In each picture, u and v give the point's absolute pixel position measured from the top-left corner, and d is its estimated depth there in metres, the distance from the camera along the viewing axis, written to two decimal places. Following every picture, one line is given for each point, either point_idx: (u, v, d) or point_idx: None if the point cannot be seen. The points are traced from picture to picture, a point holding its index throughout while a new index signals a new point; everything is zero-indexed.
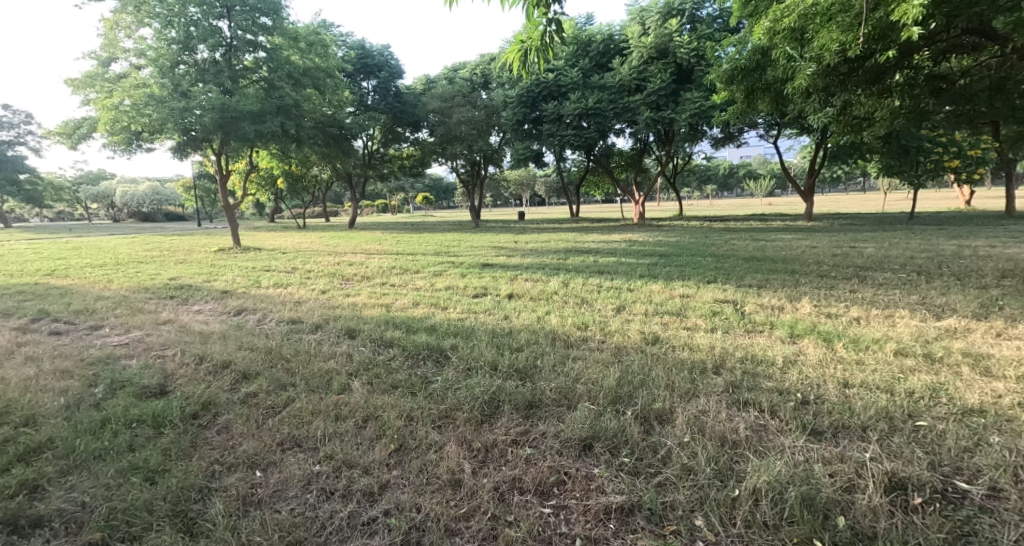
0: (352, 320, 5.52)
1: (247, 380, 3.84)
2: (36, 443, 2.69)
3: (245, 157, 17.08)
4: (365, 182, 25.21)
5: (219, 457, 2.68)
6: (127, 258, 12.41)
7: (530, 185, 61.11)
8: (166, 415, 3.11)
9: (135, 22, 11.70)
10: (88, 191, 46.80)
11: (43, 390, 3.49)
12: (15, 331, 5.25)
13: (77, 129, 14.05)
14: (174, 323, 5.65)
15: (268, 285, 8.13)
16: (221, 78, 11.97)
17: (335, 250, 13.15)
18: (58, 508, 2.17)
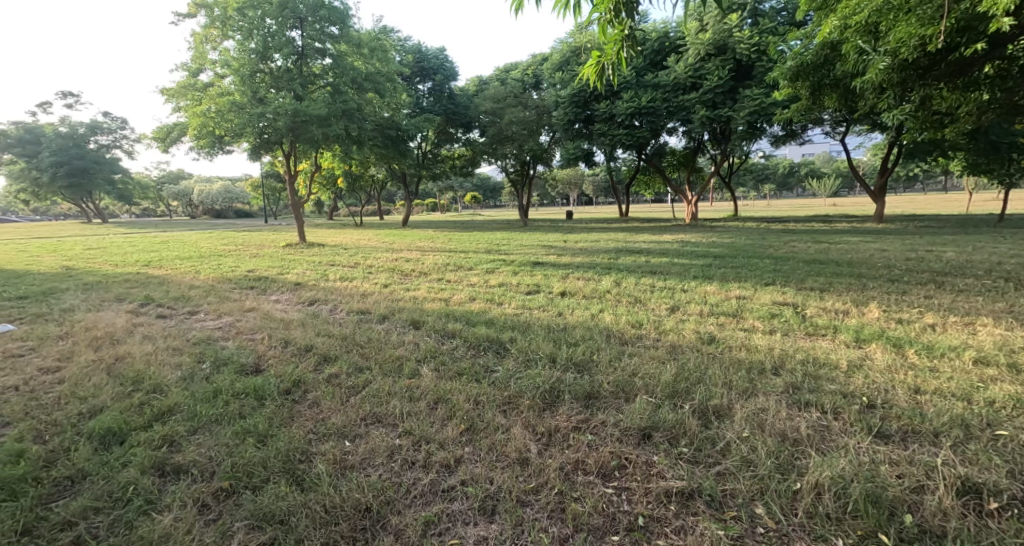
0: (415, 312, 5.87)
1: (327, 362, 4.23)
2: (166, 406, 3.15)
3: (311, 159, 18.17)
4: (418, 182, 26.06)
5: (313, 426, 3.03)
6: (209, 251, 13.51)
7: (579, 184, 60.66)
8: (265, 389, 3.51)
9: (219, 35, 12.71)
10: (170, 189, 50.93)
11: (162, 364, 4.02)
12: (129, 314, 5.98)
13: (167, 134, 15.46)
14: (258, 310, 6.23)
15: (335, 278, 8.72)
16: (294, 84, 12.90)
17: (392, 247, 13.75)
18: (193, 459, 2.56)
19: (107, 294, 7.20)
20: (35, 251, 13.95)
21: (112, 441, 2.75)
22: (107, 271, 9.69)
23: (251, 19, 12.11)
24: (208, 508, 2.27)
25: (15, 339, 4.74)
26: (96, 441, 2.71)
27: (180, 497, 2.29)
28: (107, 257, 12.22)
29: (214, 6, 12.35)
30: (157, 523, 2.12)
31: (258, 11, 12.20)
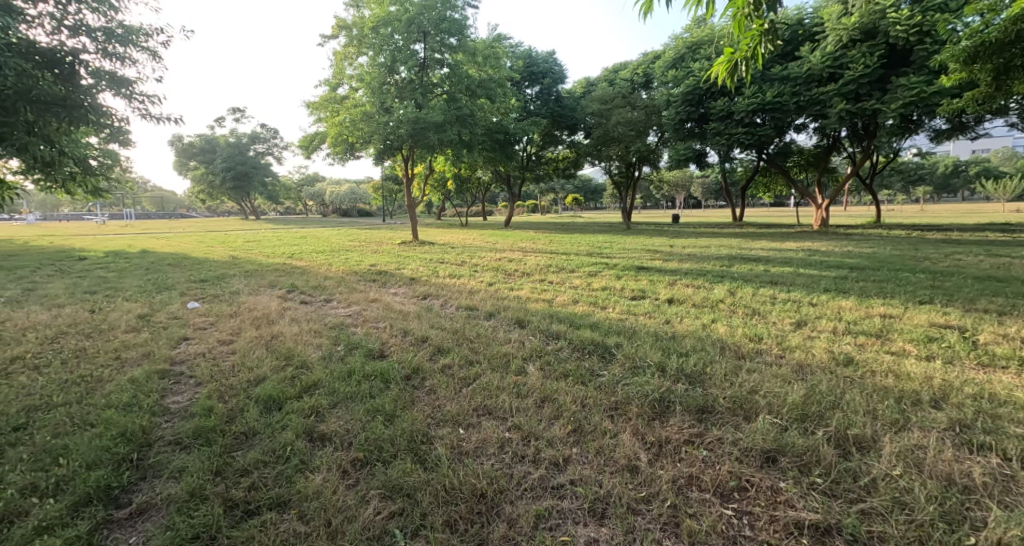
0: (520, 311, 6.03)
1: (441, 353, 4.53)
2: (311, 381, 3.61)
3: (425, 163, 19.45)
4: (522, 184, 26.54)
5: (432, 411, 3.26)
6: (337, 247, 15.11)
7: (688, 186, 57.33)
8: (390, 374, 3.85)
9: (356, 52, 14.10)
10: (307, 191, 57.76)
11: (307, 343, 4.62)
12: (279, 299, 6.94)
13: (310, 142, 17.55)
14: (380, 301, 6.87)
15: (445, 275, 9.25)
16: (416, 94, 13.89)
17: (496, 247, 14.19)
18: (336, 430, 2.92)
19: (262, 281, 8.41)
20: (208, 242, 16.74)
21: (272, 407, 3.23)
22: (260, 261, 11.30)
23: (383, 36, 13.22)
24: (347, 474, 2.57)
25: (201, 315, 5.77)
26: (262, 405, 3.21)
27: (326, 461, 2.62)
28: (261, 249, 14.26)
29: (353, 27, 13.73)
30: (310, 481, 2.45)
31: (389, 28, 13.29)
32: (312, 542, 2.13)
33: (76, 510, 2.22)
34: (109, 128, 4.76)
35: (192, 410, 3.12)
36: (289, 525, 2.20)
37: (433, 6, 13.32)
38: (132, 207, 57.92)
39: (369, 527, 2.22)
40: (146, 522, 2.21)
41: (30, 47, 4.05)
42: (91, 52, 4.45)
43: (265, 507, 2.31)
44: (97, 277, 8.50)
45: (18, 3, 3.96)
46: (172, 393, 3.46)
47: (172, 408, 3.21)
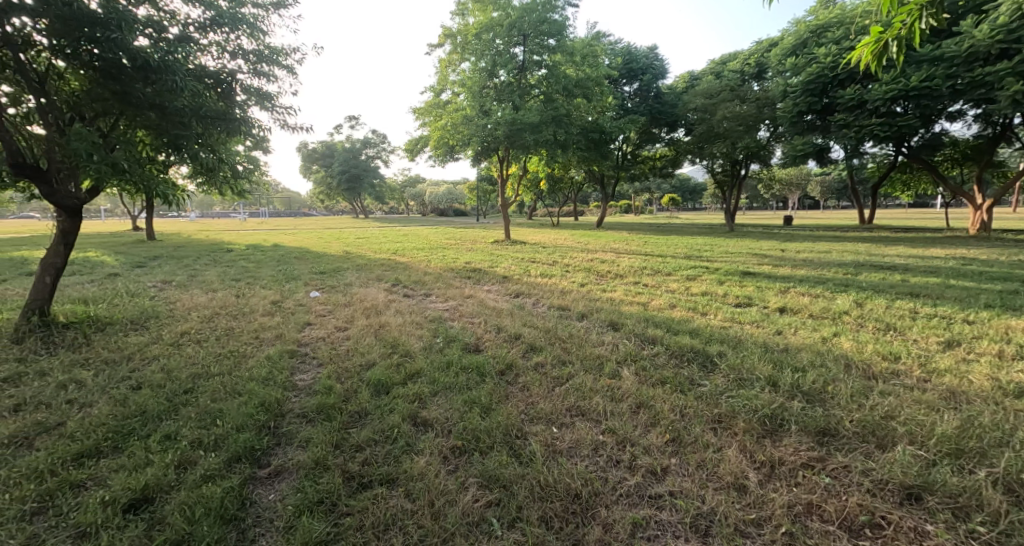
0: (614, 313, 5.88)
1: (534, 351, 4.56)
2: (413, 369, 3.84)
3: (520, 164, 19.72)
4: (616, 184, 25.89)
5: (525, 407, 3.31)
6: (435, 244, 15.91)
7: (803, 185, 52.01)
8: (485, 368, 3.97)
9: (459, 59, 14.68)
10: (408, 192, 61.44)
11: (410, 334, 4.93)
12: (385, 291, 7.49)
13: (414, 145, 18.63)
14: (475, 297, 7.13)
15: (537, 274, 9.32)
16: (514, 96, 14.10)
17: (587, 247, 14.04)
18: (437, 417, 3.09)
19: (371, 274, 9.12)
20: (326, 238, 18.61)
21: (381, 390, 3.50)
22: (369, 256, 12.28)
23: (485, 41, 13.53)
24: (448, 460, 2.71)
25: (321, 303, 6.43)
26: (372, 388, 3.50)
27: (429, 445, 2.79)
28: (368, 245, 15.46)
29: (458, 35, 14.31)
30: (415, 463, 2.62)
31: (490, 33, 13.58)
32: (418, 519, 2.28)
33: (230, 465, 2.57)
34: (255, 136, 5.49)
35: (315, 388, 3.49)
36: (397, 501, 2.37)
37: (534, 7, 13.31)
38: (264, 207, 65.90)
39: (468, 513, 2.32)
40: (281, 482, 2.51)
41: (201, 71, 4.80)
42: (245, 71, 5.15)
43: (377, 482, 2.51)
44: (239, 267, 9.81)
45: (195, 34, 4.69)
46: (299, 371, 3.89)
47: (300, 384, 3.62)
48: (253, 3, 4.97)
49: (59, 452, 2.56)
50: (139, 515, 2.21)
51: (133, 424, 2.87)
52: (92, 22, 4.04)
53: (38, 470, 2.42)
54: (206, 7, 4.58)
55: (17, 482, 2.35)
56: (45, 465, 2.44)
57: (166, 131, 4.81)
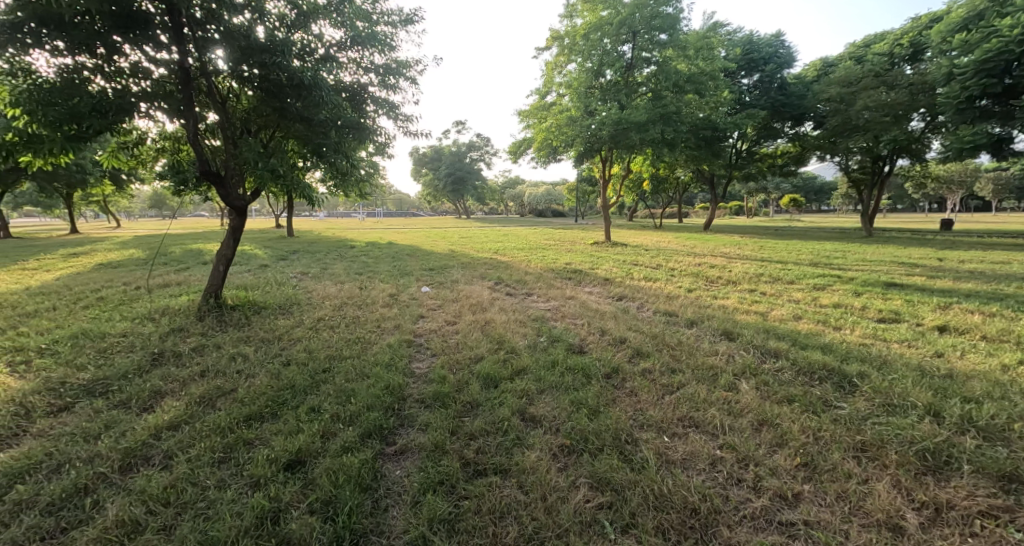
0: (728, 322, 5.47)
1: (641, 356, 4.31)
2: (520, 365, 3.93)
3: (623, 164, 19.15)
4: (729, 183, 24.08)
5: (634, 413, 3.21)
6: (535, 245, 16.08)
7: (967, 184, 43.85)
8: (590, 369, 3.89)
9: (565, 61, 14.61)
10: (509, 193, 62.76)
11: (514, 331, 5.03)
12: (489, 289, 7.77)
13: (518, 148, 19.02)
14: (576, 299, 7.10)
15: (640, 277, 9.00)
16: (620, 95, 13.69)
17: (695, 251, 13.22)
18: (546, 415, 3.13)
19: (475, 272, 9.51)
20: (433, 237, 19.78)
21: (490, 383, 3.64)
22: (473, 255, 12.80)
23: (592, 41, 13.32)
24: (558, 457, 2.75)
25: (431, 298, 6.86)
26: (481, 381, 3.65)
27: (539, 441, 2.85)
28: (472, 244, 16.08)
29: (565, 37, 14.22)
30: (526, 457, 2.70)
31: (599, 32, 13.29)
32: (532, 511, 2.36)
33: (363, 439, 2.86)
34: (379, 142, 6.01)
35: (431, 376, 3.73)
36: (511, 491, 2.47)
37: (646, 3, 12.72)
38: (378, 207, 71.80)
39: (580, 512, 2.36)
40: (406, 460, 2.73)
41: (340, 85, 5.38)
42: (375, 83, 5.66)
43: (492, 470, 2.63)
44: (361, 262, 10.80)
45: (336, 54, 5.27)
46: (415, 360, 4.19)
47: (417, 372, 3.89)
48: (385, 22, 5.44)
49: (233, 413, 3.04)
50: (296, 473, 2.55)
51: (286, 396, 3.31)
52: (262, 50, 4.74)
53: (220, 427, 2.90)
54: (347, 30, 5.12)
55: (206, 434, 2.83)
56: (225, 423, 2.92)
57: (311, 141, 5.48)
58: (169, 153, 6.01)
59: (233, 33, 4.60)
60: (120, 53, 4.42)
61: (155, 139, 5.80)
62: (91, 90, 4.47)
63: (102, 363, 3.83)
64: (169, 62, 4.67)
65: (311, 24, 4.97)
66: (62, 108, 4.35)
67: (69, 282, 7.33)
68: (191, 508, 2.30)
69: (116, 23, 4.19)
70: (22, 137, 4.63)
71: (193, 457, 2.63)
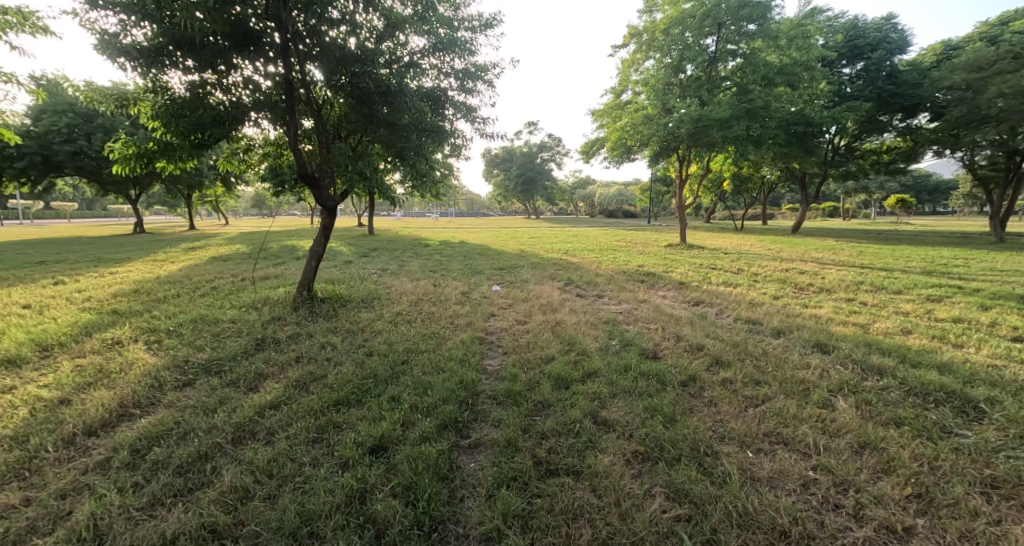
0: (821, 333, 5.02)
1: (720, 365, 4.06)
2: (592, 368, 3.88)
3: (702, 163, 18.24)
4: (822, 182, 22.13)
5: (713, 424, 3.06)
6: (606, 246, 15.79)
7: None
8: (665, 376, 3.73)
9: (643, 57, 14.18)
10: (580, 193, 62.02)
11: (585, 333, 4.98)
12: (560, 290, 7.75)
13: (590, 148, 18.74)
14: (650, 302, 6.88)
15: (720, 282, 8.52)
16: (701, 91, 12.99)
17: (782, 256, 12.29)
18: (619, 420, 3.07)
19: (546, 273, 9.53)
20: (503, 236, 20.16)
21: (561, 384, 3.63)
22: (543, 255, 12.83)
23: (673, 36, 12.79)
24: (631, 463, 2.71)
25: (502, 297, 6.97)
26: (552, 381, 3.65)
27: (612, 445, 2.81)
28: (542, 245, 16.10)
29: (643, 33, 13.81)
30: (599, 460, 2.67)
31: (680, 26, 12.73)
32: (606, 516, 2.36)
33: (440, 431, 2.97)
34: (455, 143, 6.22)
35: (503, 374, 3.80)
36: (584, 493, 2.47)
37: None
38: (451, 207, 74.19)
39: (656, 522, 2.34)
40: (480, 455, 2.81)
41: (422, 91, 5.63)
42: (454, 88, 5.86)
43: (564, 471, 2.64)
44: (435, 260, 11.21)
45: (419, 60, 5.51)
46: (487, 357, 4.29)
47: (489, 370, 3.98)
48: (466, 27, 5.60)
49: (324, 397, 3.28)
50: (380, 457, 2.71)
51: (369, 385, 3.52)
52: (354, 60, 5.08)
53: (313, 409, 3.14)
54: (430, 37, 5.34)
55: (301, 415, 3.08)
56: (318, 407, 3.17)
57: (395, 144, 5.78)
58: (272, 158, 6.60)
59: (329, 46, 4.96)
60: (237, 68, 4.93)
61: (261, 145, 6.39)
62: (212, 102, 5.04)
63: (216, 345, 4.31)
64: (275, 75, 5.14)
65: (398, 33, 5.24)
66: (190, 118, 5.04)
67: (189, 273, 8.32)
68: (290, 481, 2.52)
69: (235, 42, 4.67)
70: (159, 145, 5.33)
71: (292, 434, 2.88)
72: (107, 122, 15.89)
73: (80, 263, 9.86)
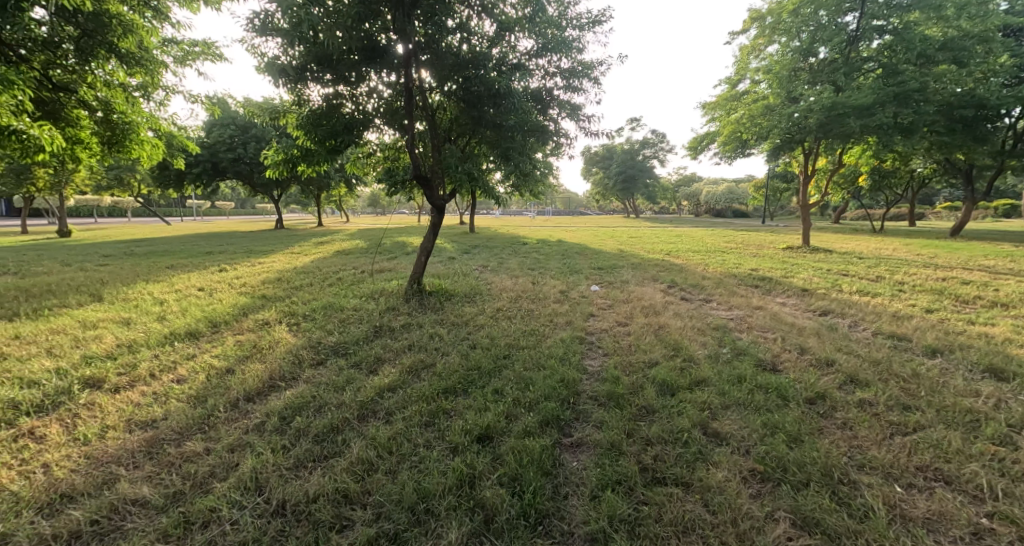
0: (993, 356, 4.22)
1: (855, 384, 3.60)
2: (701, 375, 3.66)
3: (833, 157, 16.24)
4: (993, 176, 18.50)
5: (848, 450, 2.74)
6: (714, 248, 14.77)
7: None
8: (788, 391, 3.38)
9: (766, 42, 12.95)
10: (685, 191, 58.59)
11: (692, 339, 4.69)
12: (662, 293, 7.41)
13: (699, 143, 17.59)
14: (766, 309, 6.30)
15: (854, 290, 7.53)
16: (837, 75, 11.37)
17: (935, 262, 10.51)
18: (733, 434, 2.88)
19: (648, 274, 9.18)
20: (602, 235, 19.76)
21: (667, 390, 3.48)
22: (644, 256, 12.36)
23: (803, 16, 11.38)
24: (749, 482, 2.54)
25: (602, 297, 6.85)
26: (657, 387, 3.52)
27: (726, 460, 2.65)
28: (643, 245, 15.51)
29: (768, 16, 12.62)
30: (712, 475, 2.54)
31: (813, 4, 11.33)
32: (721, 534, 2.25)
33: (542, 427, 3.01)
34: (558, 143, 6.25)
35: (604, 376, 3.74)
36: (695, 507, 2.38)
37: None
38: (549, 206, 74.57)
39: None
40: (583, 454, 2.81)
41: (528, 91, 5.72)
42: (559, 87, 5.88)
43: (672, 481, 2.55)
44: (534, 258, 11.33)
45: (527, 62, 5.62)
46: (588, 357, 4.26)
47: (590, 370, 3.94)
48: (573, 26, 5.59)
49: (434, 385, 3.50)
50: (487, 446, 2.83)
51: (474, 376, 3.67)
52: (467, 64, 5.32)
53: (425, 395, 3.37)
54: (539, 39, 5.40)
55: (414, 400, 3.32)
56: (429, 393, 3.38)
57: (500, 144, 5.95)
58: (391, 161, 7.15)
59: (443, 53, 5.27)
60: (366, 79, 5.44)
61: (381, 150, 6.97)
62: (344, 111, 5.63)
63: (343, 330, 4.79)
64: (396, 83, 5.58)
65: (508, 37, 5.39)
66: (326, 126, 5.60)
67: (320, 265, 9.36)
68: (407, 459, 2.73)
69: (364, 55, 5.14)
70: (302, 151, 6.08)
71: (408, 417, 3.12)
72: (259, 132, 18.39)
73: (237, 254, 11.54)
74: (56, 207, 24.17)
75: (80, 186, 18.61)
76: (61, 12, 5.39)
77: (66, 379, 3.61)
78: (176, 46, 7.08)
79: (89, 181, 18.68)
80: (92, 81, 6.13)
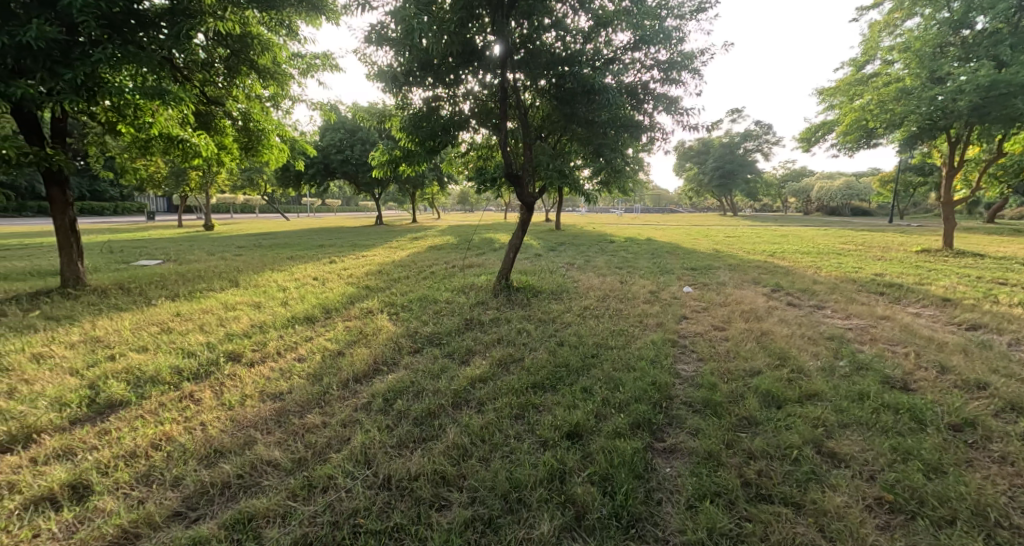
0: None
1: (1016, 413, 3.05)
2: (812, 389, 3.33)
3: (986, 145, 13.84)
4: None
5: (1002, 489, 2.35)
6: (827, 249, 13.33)
7: None
8: (923, 414, 2.96)
9: (903, 16, 11.41)
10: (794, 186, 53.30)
11: (802, 348, 4.28)
12: (765, 297, 6.84)
13: (812, 133, 15.96)
14: (896, 320, 5.54)
15: (1015, 302, 6.35)
16: (1000, 48, 9.65)
17: None
18: (852, 455, 2.60)
19: (748, 276, 8.52)
20: (695, 234, 18.72)
21: (772, 402, 3.22)
22: (744, 256, 11.49)
23: None
24: (874, 511, 2.28)
25: (697, 300, 6.48)
26: (761, 397, 3.26)
27: (846, 484, 2.40)
28: (742, 245, 14.44)
29: None
30: (829, 498, 2.32)
31: None
32: None
33: (634, 429, 2.94)
34: (654, 138, 6.04)
35: (700, 382, 3.54)
36: (807, 531, 2.19)
37: None
38: (637, 203, 72.17)
39: None
40: (677, 460, 2.69)
41: (623, 86, 5.57)
42: (656, 80, 5.65)
43: (780, 499, 2.36)
44: (622, 257, 11.01)
45: (623, 55, 5.47)
46: (681, 361, 4.06)
47: (683, 375, 3.76)
48: (673, 15, 5.34)
49: (523, 379, 3.56)
50: (576, 443, 2.82)
51: (562, 373, 3.67)
52: (561, 62, 5.29)
53: (515, 388, 3.43)
54: (636, 32, 5.23)
55: (505, 392, 3.40)
56: (518, 387, 3.44)
57: (592, 141, 5.90)
58: (484, 159, 7.37)
59: (537, 51, 5.29)
60: (462, 81, 5.63)
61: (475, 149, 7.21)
62: (441, 113, 5.88)
63: (436, 321, 5.04)
64: (490, 83, 5.70)
65: (603, 31, 5.29)
66: (426, 128, 5.89)
67: (415, 259, 9.93)
68: (499, 449, 2.81)
69: (461, 59, 5.32)
70: (403, 152, 6.45)
71: (498, 408, 3.20)
72: (365, 135, 19.89)
73: (344, 247, 12.61)
74: (203, 203, 28.12)
75: (220, 186, 21.42)
76: (216, 36, 6.21)
77: (215, 352, 4.21)
78: (301, 60, 7.89)
79: (228, 181, 21.45)
80: (235, 94, 7.05)
